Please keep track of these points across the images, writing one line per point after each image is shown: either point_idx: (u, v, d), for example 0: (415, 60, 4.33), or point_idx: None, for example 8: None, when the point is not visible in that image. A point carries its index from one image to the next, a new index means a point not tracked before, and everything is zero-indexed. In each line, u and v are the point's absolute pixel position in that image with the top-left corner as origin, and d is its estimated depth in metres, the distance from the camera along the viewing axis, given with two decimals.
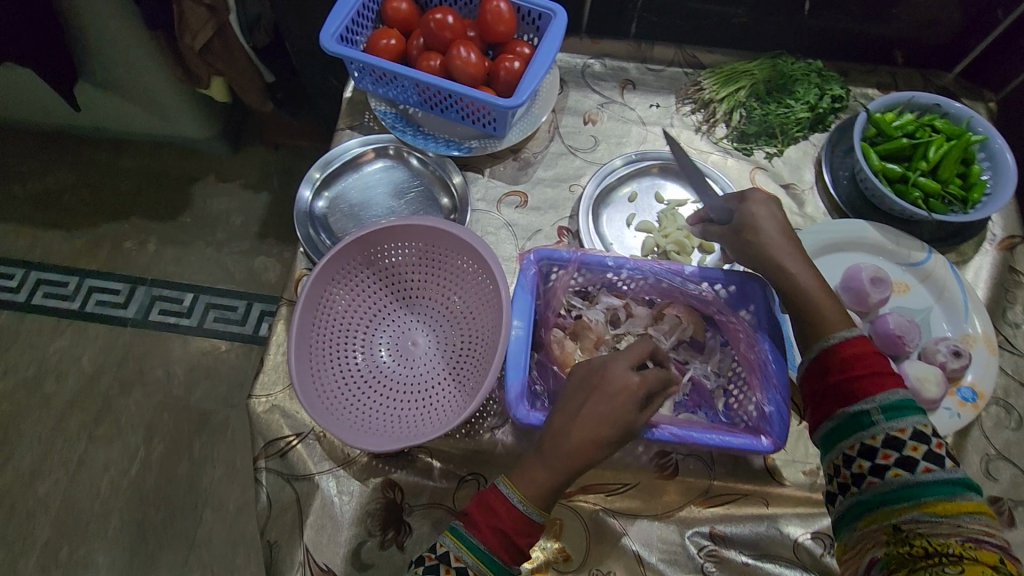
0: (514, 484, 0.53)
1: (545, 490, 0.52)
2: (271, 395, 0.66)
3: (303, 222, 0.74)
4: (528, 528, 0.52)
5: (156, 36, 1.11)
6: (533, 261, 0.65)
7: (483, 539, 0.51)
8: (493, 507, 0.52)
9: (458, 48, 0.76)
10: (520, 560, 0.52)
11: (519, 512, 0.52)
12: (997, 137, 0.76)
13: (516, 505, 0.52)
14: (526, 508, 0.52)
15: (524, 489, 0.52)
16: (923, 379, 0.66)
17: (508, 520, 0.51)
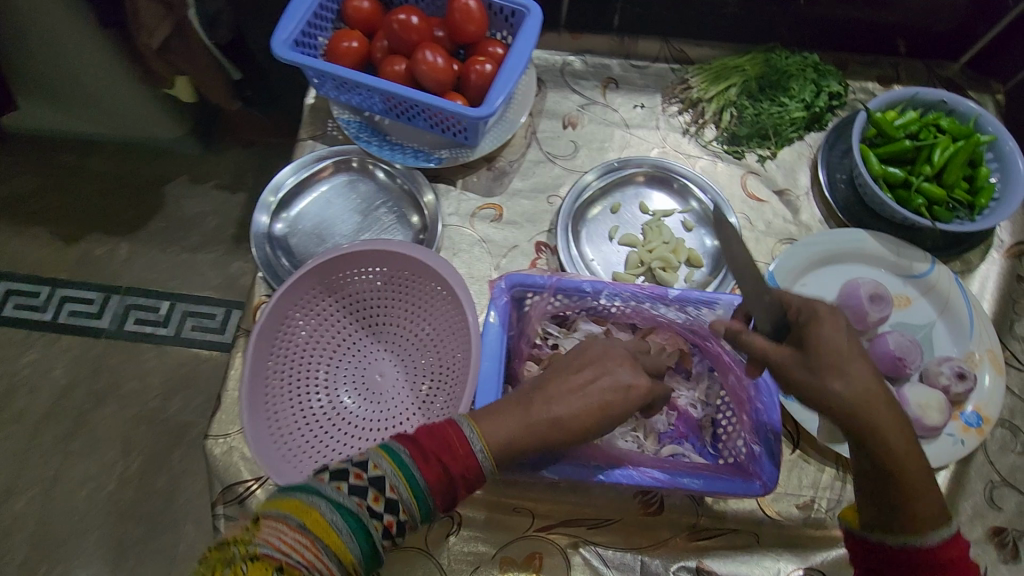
0: (476, 425, 0.45)
1: (505, 441, 0.45)
2: (229, 435, 0.62)
3: (260, 245, 0.69)
4: (473, 473, 0.44)
5: (113, 34, 1.04)
6: (504, 289, 0.60)
7: (423, 471, 0.42)
8: (445, 436, 0.44)
9: (423, 51, 0.70)
10: (450, 505, 0.44)
11: (472, 453, 0.44)
12: (1006, 137, 0.71)
13: (474, 446, 0.44)
14: (480, 450, 0.44)
15: (484, 429, 0.45)
16: (924, 406, 0.62)
17: (456, 456, 0.43)
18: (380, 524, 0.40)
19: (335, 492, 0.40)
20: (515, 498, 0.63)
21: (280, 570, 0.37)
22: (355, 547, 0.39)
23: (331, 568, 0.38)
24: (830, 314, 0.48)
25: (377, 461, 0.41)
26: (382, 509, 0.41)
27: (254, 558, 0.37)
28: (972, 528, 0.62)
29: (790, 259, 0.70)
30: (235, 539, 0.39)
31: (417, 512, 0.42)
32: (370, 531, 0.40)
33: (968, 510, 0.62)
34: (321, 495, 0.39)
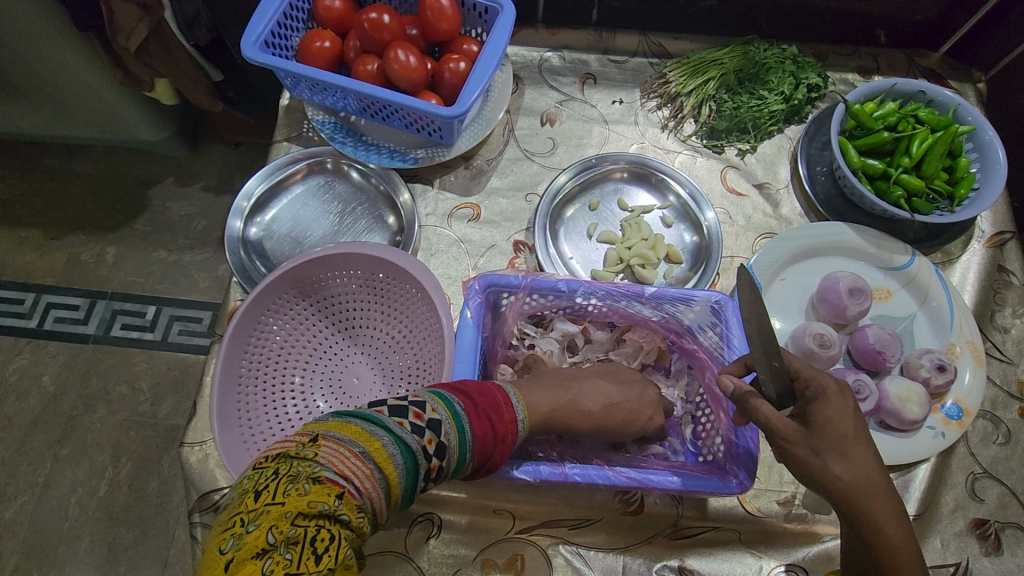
0: (519, 396, 0.50)
1: (542, 412, 0.51)
2: (204, 442, 0.62)
3: (234, 249, 0.68)
4: (511, 435, 0.48)
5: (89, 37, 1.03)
6: (478, 290, 0.59)
7: (474, 425, 0.44)
8: (492, 397, 0.48)
9: (395, 50, 0.69)
10: (482, 466, 0.46)
11: (513, 416, 0.48)
12: (986, 127, 0.70)
13: (516, 410, 0.49)
14: (521, 415, 0.49)
15: (526, 399, 0.51)
16: (904, 400, 0.61)
17: (499, 416, 0.47)
18: (427, 464, 0.41)
19: (397, 427, 0.40)
20: (495, 501, 0.63)
21: (342, 497, 0.35)
22: (404, 485, 0.39)
23: (383, 500, 0.37)
24: (838, 393, 0.47)
25: (436, 405, 0.43)
26: (434, 451, 0.41)
27: (317, 479, 0.35)
28: (954, 520, 0.62)
29: (770, 253, 0.69)
30: (295, 456, 0.36)
31: (454, 464, 0.43)
32: (418, 469, 0.40)
33: (949, 503, 0.62)
34: (387, 426, 0.39)
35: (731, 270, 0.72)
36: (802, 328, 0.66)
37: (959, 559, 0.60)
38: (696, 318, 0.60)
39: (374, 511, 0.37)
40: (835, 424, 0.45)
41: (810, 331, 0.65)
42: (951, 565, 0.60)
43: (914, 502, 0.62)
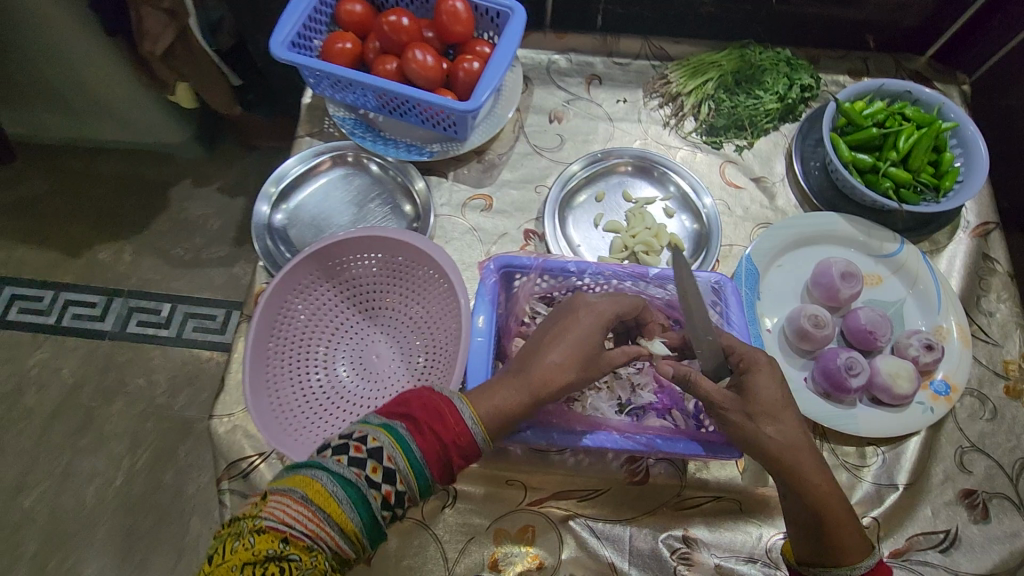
0: (469, 403, 0.50)
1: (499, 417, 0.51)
2: (232, 414, 0.65)
3: (260, 236, 0.72)
4: (469, 448, 0.49)
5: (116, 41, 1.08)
6: (493, 269, 0.64)
7: (422, 447, 0.47)
8: (437, 411, 0.48)
9: (414, 51, 0.74)
10: (447, 477, 0.49)
11: (466, 428, 0.49)
12: (967, 123, 0.75)
13: (469, 422, 0.49)
14: (476, 426, 0.49)
15: (480, 412, 0.50)
16: (894, 375, 0.65)
17: (449, 430, 0.48)
18: (377, 493, 0.45)
19: (335, 464, 0.44)
20: (508, 471, 0.67)
21: (286, 541, 0.41)
22: (356, 516, 0.44)
23: (336, 540, 0.43)
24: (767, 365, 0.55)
25: (377, 435, 0.46)
26: (381, 480, 0.45)
27: (262, 530, 0.41)
28: (944, 490, 0.65)
29: (767, 241, 0.74)
30: (245, 515, 0.43)
31: (414, 482, 0.47)
32: (368, 499, 0.44)
33: (939, 474, 0.65)
34: (324, 469, 0.44)
35: (730, 258, 0.76)
36: (798, 310, 0.69)
37: (949, 526, 0.63)
38: None
39: (331, 547, 0.43)
40: (763, 392, 0.53)
41: (805, 312, 0.68)
42: (942, 532, 0.63)
43: (906, 473, 0.65)
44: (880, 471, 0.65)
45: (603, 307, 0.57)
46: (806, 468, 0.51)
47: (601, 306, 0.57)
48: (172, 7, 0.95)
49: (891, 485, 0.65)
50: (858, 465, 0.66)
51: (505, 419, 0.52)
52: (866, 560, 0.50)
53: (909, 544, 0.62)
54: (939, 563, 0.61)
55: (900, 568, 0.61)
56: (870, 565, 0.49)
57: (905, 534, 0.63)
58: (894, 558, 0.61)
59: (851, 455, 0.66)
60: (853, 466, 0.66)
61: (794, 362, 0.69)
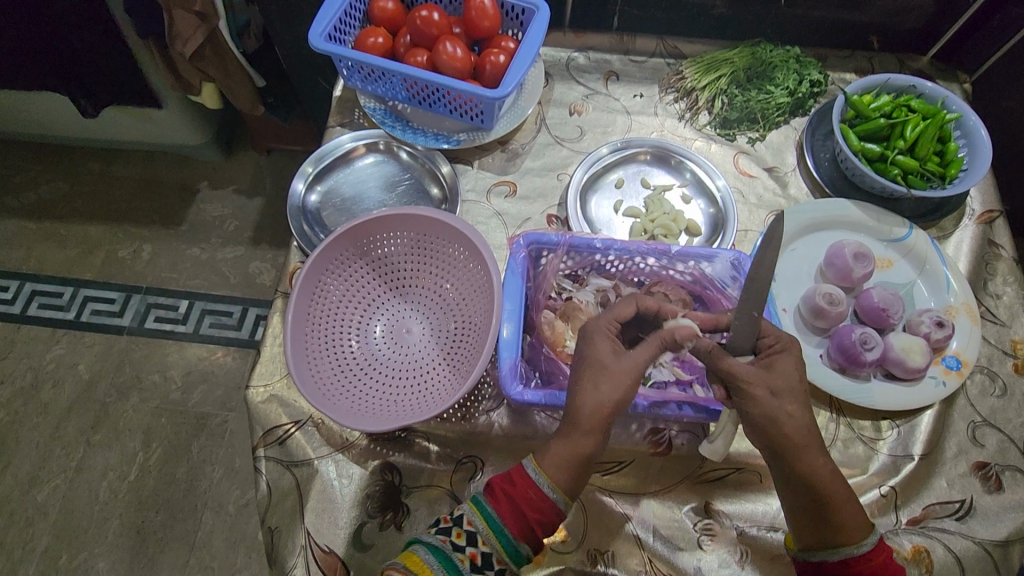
0: (540, 464, 0.52)
1: (564, 467, 0.52)
2: (269, 385, 0.67)
3: (295, 217, 0.75)
4: (553, 515, 0.52)
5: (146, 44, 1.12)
6: (523, 245, 0.67)
7: (505, 518, 0.50)
8: (515, 481, 0.52)
9: (443, 43, 0.77)
10: (536, 544, 0.51)
11: (546, 497, 0.51)
12: (970, 114, 0.78)
13: (547, 490, 0.51)
14: (549, 485, 0.51)
15: (546, 468, 0.52)
16: (908, 350, 0.67)
17: (528, 498, 0.51)
18: (464, 557, 0.48)
19: (427, 537, 0.49)
20: None
21: None
22: None
23: None
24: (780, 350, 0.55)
25: (463, 506, 0.51)
26: (465, 543, 0.49)
27: None
28: (957, 462, 0.67)
29: (780, 225, 0.77)
30: None
31: (500, 548, 0.49)
32: (457, 564, 0.48)
33: (953, 447, 0.68)
34: (420, 542, 0.49)
35: (745, 242, 0.79)
36: (813, 289, 0.72)
37: (964, 496, 0.65)
38: (718, 270, 0.67)
39: None
40: (779, 365, 0.54)
41: (820, 291, 0.71)
42: (957, 502, 0.65)
43: (921, 444, 0.68)
44: (896, 444, 0.68)
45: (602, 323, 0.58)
46: (810, 446, 0.52)
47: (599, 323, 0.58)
48: (202, 10, 0.98)
49: (906, 455, 0.67)
50: (874, 438, 0.68)
51: (579, 466, 0.52)
52: (870, 537, 0.52)
53: (927, 513, 0.64)
54: (955, 531, 0.63)
55: (917, 535, 0.63)
56: (873, 541, 0.51)
57: (921, 503, 0.65)
58: (911, 525, 0.64)
59: (867, 428, 0.68)
60: (869, 439, 0.68)
61: (809, 340, 0.72)
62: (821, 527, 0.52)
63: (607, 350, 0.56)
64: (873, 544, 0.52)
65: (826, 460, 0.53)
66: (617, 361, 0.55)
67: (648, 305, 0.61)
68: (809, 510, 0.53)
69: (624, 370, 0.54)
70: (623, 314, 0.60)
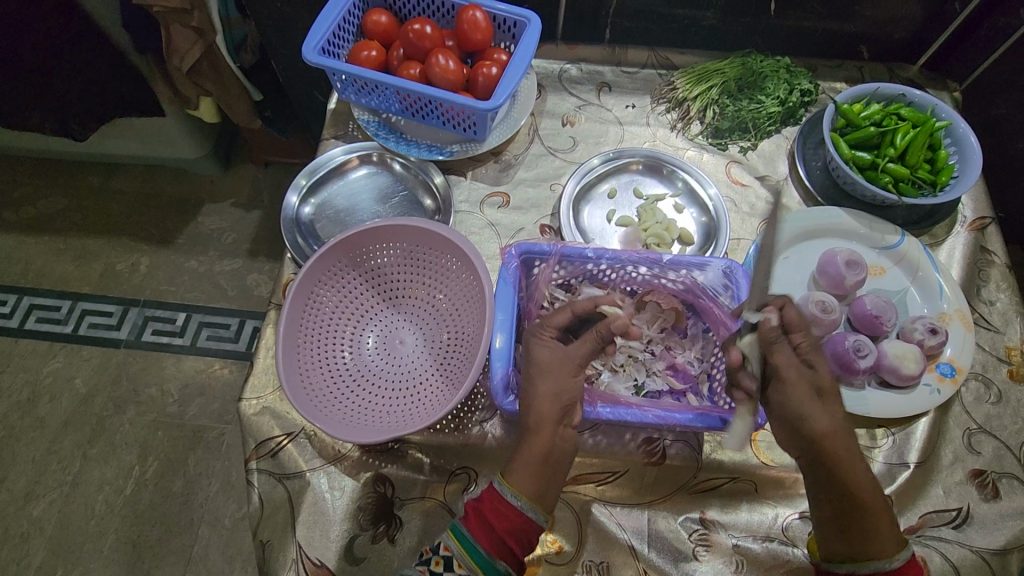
0: (508, 481, 0.52)
1: (532, 478, 0.52)
2: (261, 397, 0.67)
3: (289, 229, 0.76)
4: (527, 527, 0.51)
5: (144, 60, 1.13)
6: (514, 255, 0.66)
7: (478, 539, 0.50)
8: (484, 500, 0.52)
9: (436, 56, 0.78)
10: (517, 561, 0.51)
11: (514, 510, 0.51)
12: (960, 121, 0.79)
13: (515, 504, 0.51)
14: (521, 503, 0.51)
15: (515, 484, 0.52)
16: (901, 357, 0.67)
17: (497, 514, 0.51)
18: None
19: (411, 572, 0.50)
20: None
21: None
22: None
23: None
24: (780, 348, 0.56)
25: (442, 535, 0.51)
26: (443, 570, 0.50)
27: None
28: (953, 470, 0.66)
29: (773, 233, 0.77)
30: None
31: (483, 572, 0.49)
32: None
33: (948, 455, 0.67)
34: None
35: (738, 251, 0.79)
36: (806, 297, 0.72)
37: (961, 504, 0.65)
38: (710, 279, 0.67)
39: None
40: (789, 374, 0.55)
41: (813, 299, 0.71)
42: (954, 510, 0.64)
43: (917, 452, 0.67)
44: (891, 452, 0.67)
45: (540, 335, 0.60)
46: (849, 454, 0.53)
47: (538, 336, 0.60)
48: (199, 26, 0.99)
49: (902, 463, 0.67)
50: (869, 446, 0.68)
51: (540, 468, 0.53)
52: (903, 551, 0.51)
53: (923, 521, 0.64)
54: (952, 539, 0.63)
55: (914, 544, 0.62)
56: (906, 556, 0.51)
57: (918, 511, 0.64)
58: (908, 534, 0.63)
59: (862, 436, 0.68)
60: (864, 448, 0.68)
61: None
62: (850, 543, 0.52)
63: (543, 348, 0.59)
64: (906, 560, 0.51)
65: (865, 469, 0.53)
66: (550, 357, 0.58)
67: (583, 310, 0.62)
68: (837, 526, 0.53)
69: (560, 366, 0.58)
70: (559, 322, 0.61)
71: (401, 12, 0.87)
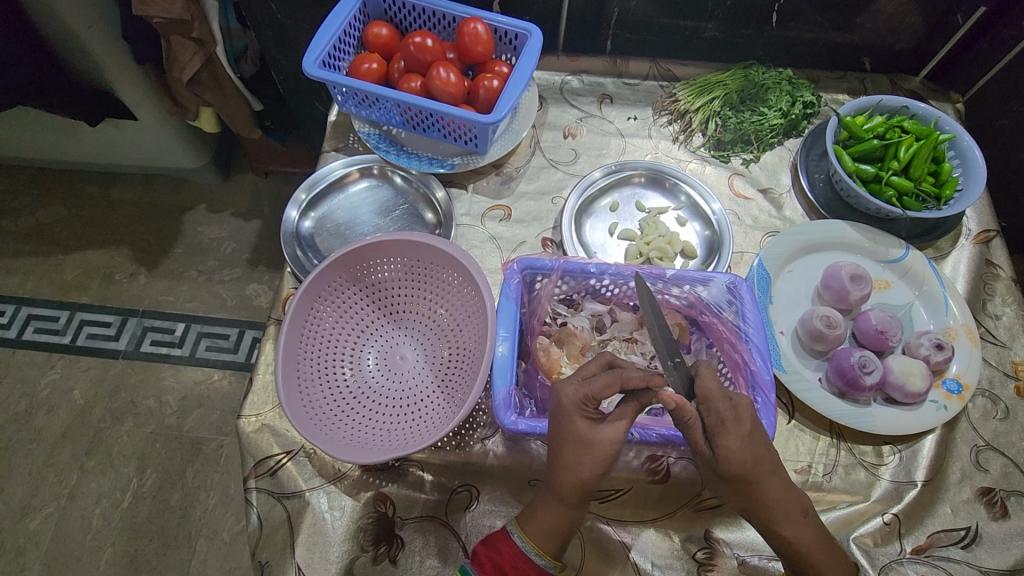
0: (522, 528, 0.53)
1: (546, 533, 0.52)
2: (261, 414, 0.66)
3: (289, 243, 0.75)
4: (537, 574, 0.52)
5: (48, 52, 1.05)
6: (516, 270, 0.65)
7: None
8: (500, 550, 0.52)
9: (437, 69, 0.78)
10: None
11: (531, 563, 0.52)
12: (963, 135, 0.79)
13: (537, 562, 0.52)
14: (530, 547, 0.52)
15: (530, 531, 0.52)
16: (907, 373, 0.66)
17: (517, 570, 0.51)
18: None
19: None
20: (530, 471, 0.64)
21: None
22: None
23: None
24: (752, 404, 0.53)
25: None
26: None
27: None
28: (961, 488, 0.66)
29: (776, 246, 0.76)
30: None
31: None
32: None
33: (956, 472, 0.66)
34: None
35: (741, 264, 0.79)
36: (810, 312, 0.71)
37: (969, 523, 0.64)
38: (714, 294, 0.66)
39: None
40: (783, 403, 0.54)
41: (817, 314, 0.70)
42: (962, 529, 0.64)
43: (924, 470, 0.66)
44: (897, 469, 0.66)
45: (571, 394, 0.53)
46: (788, 515, 0.52)
47: (569, 394, 0.53)
48: (199, 37, 0.98)
49: (909, 482, 0.66)
50: (875, 463, 0.67)
51: (562, 531, 0.53)
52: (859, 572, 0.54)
53: (932, 541, 0.63)
54: (961, 559, 0.62)
55: (923, 564, 0.62)
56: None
57: (926, 531, 0.64)
58: (916, 554, 0.62)
59: (868, 453, 0.67)
60: (870, 464, 0.67)
61: (807, 363, 0.71)
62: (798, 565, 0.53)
63: (586, 423, 0.53)
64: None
65: (806, 524, 0.52)
66: (597, 434, 0.53)
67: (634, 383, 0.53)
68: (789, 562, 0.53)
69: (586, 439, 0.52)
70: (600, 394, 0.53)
71: (402, 25, 0.86)
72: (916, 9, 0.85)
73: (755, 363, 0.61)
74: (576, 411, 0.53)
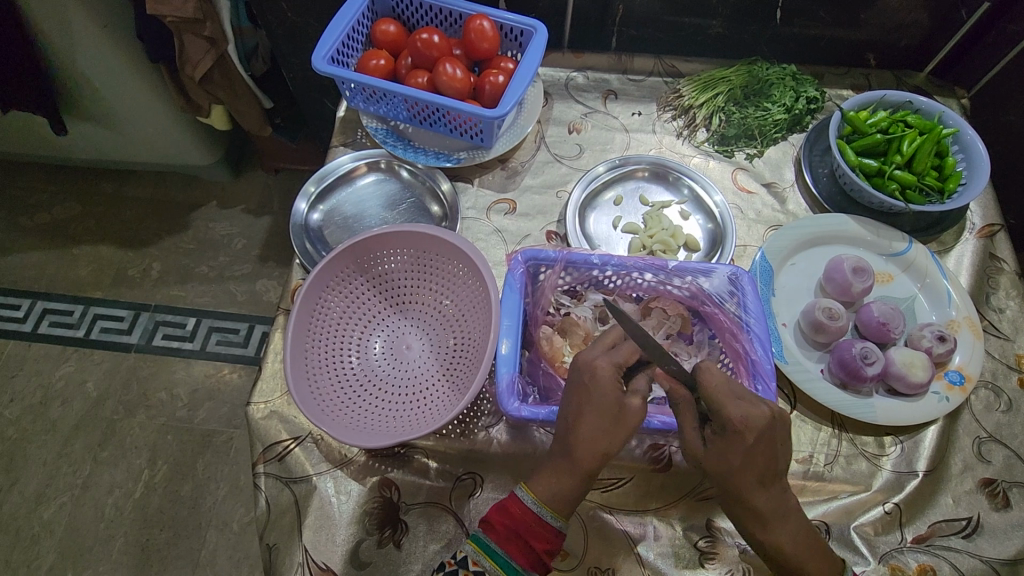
0: (530, 490, 0.54)
1: (560, 496, 0.53)
2: (269, 401, 0.67)
3: (298, 235, 0.77)
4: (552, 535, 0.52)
5: (58, 49, 1.08)
6: (520, 261, 0.66)
7: (506, 548, 0.51)
8: (515, 515, 0.53)
9: (444, 65, 0.79)
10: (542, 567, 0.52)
11: (549, 528, 0.52)
12: (967, 128, 0.79)
13: (553, 524, 0.52)
14: (545, 511, 0.52)
15: (541, 494, 0.53)
16: (909, 365, 0.66)
17: (533, 532, 0.52)
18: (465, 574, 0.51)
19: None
20: (533, 459, 0.65)
21: None
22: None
23: None
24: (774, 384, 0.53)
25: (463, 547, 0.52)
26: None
27: None
28: (963, 479, 0.66)
29: (779, 240, 0.77)
30: None
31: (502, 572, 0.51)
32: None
33: (958, 463, 0.67)
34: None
35: (744, 257, 0.80)
36: (812, 304, 0.71)
37: (971, 513, 0.64)
38: (715, 285, 0.67)
39: None
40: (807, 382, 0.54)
41: (819, 306, 0.70)
42: (963, 519, 0.64)
43: (925, 460, 0.67)
44: (899, 460, 0.67)
45: (605, 363, 0.54)
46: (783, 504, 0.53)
47: (603, 362, 0.54)
48: (211, 35, 1.00)
49: (910, 472, 0.66)
50: (877, 454, 0.67)
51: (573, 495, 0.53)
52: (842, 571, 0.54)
53: (933, 530, 0.63)
54: (962, 549, 0.62)
55: (923, 553, 0.62)
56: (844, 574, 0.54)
57: (927, 520, 0.64)
58: (916, 543, 0.62)
59: (869, 444, 0.68)
60: (871, 455, 0.67)
61: (809, 355, 0.72)
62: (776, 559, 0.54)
63: (615, 395, 0.53)
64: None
65: (789, 521, 0.53)
66: (623, 405, 0.53)
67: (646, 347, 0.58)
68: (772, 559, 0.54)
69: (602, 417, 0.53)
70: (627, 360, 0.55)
71: (409, 22, 0.88)
72: (919, 5, 0.86)
73: (756, 352, 0.62)
74: (609, 382, 0.53)
